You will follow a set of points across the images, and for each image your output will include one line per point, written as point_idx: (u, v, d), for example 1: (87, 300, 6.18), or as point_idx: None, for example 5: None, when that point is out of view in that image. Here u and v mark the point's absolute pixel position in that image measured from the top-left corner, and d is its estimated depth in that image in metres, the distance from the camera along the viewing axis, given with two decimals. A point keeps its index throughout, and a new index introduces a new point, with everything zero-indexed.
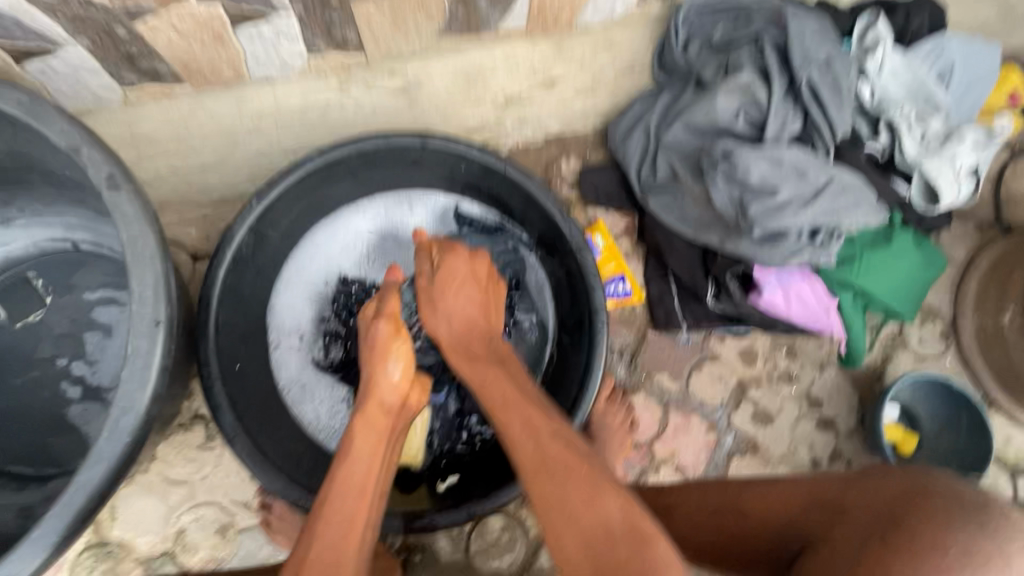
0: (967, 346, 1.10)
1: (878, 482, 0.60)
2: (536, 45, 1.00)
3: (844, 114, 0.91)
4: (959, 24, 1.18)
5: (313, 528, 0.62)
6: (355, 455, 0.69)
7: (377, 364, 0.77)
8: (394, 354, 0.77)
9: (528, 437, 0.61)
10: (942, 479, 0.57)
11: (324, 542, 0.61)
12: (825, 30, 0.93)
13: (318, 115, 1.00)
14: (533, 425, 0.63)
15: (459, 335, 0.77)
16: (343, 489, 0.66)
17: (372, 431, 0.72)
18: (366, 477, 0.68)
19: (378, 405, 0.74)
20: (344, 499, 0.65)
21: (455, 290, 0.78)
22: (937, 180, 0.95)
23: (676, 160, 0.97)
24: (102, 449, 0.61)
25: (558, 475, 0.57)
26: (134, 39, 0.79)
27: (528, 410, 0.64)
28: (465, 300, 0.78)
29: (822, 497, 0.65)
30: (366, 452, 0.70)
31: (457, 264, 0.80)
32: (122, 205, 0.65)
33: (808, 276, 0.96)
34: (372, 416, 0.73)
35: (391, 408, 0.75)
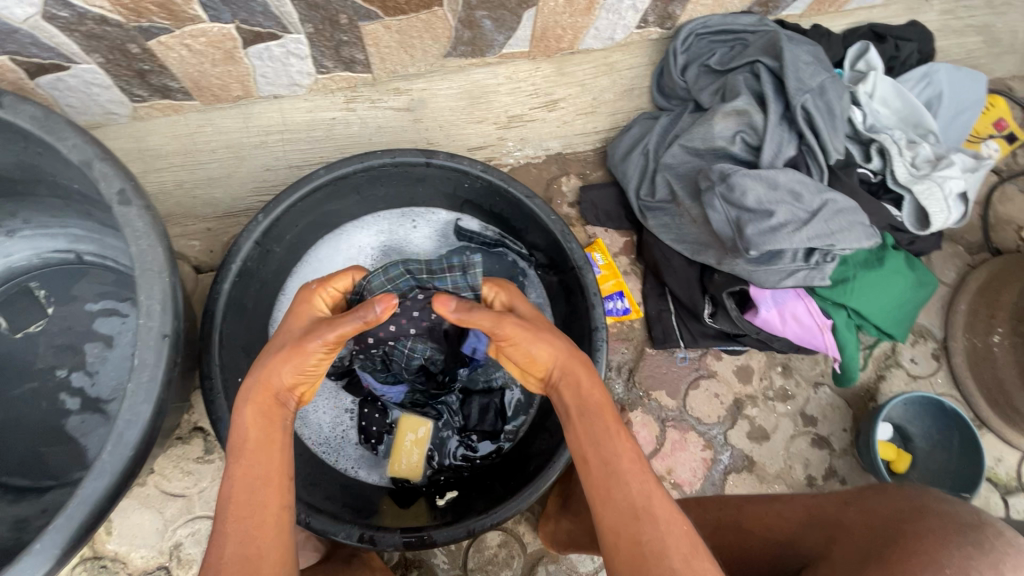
0: (957, 366, 1.12)
1: (876, 502, 0.62)
2: (537, 66, 1.07)
3: (836, 138, 0.94)
4: (946, 53, 1.22)
5: (223, 533, 0.55)
6: (252, 446, 0.60)
7: (274, 359, 0.64)
8: (307, 355, 0.64)
9: (637, 483, 0.57)
10: (938, 500, 0.59)
11: (236, 549, 0.54)
12: (818, 59, 0.96)
13: (325, 131, 1.01)
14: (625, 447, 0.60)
15: (561, 363, 0.66)
16: (245, 488, 0.57)
17: (267, 427, 0.62)
18: (267, 474, 0.59)
19: (270, 395, 0.64)
20: (246, 498, 0.57)
21: (544, 331, 0.67)
22: (927, 203, 0.97)
23: (673, 181, 0.99)
24: (104, 462, 0.60)
25: (659, 528, 0.54)
26: (148, 56, 0.81)
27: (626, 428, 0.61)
28: (550, 342, 0.67)
29: (823, 516, 0.65)
30: (268, 454, 0.60)
31: (524, 301, 0.74)
32: (132, 219, 0.66)
33: (802, 295, 0.96)
34: (269, 411, 0.63)
35: (284, 395, 0.65)
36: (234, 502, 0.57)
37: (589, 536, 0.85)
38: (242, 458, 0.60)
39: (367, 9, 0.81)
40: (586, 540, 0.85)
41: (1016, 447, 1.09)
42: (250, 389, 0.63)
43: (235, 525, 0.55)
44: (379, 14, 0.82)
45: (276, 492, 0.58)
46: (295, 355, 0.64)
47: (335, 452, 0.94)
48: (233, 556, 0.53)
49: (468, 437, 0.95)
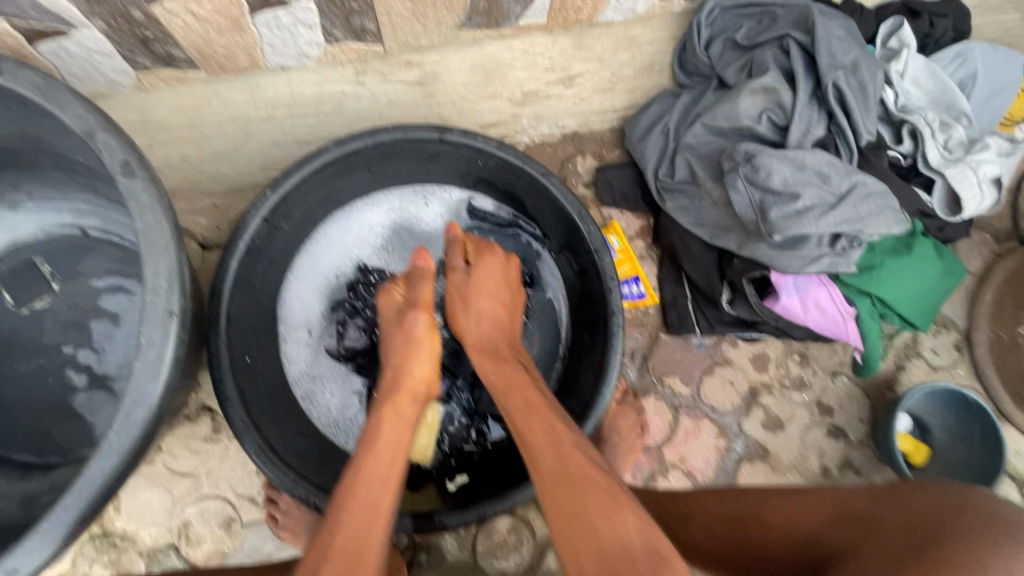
0: (980, 357, 1.09)
1: (911, 499, 0.60)
2: (555, 40, 0.98)
3: (868, 120, 0.89)
4: (983, 31, 1.16)
5: (337, 517, 0.60)
6: (381, 444, 0.67)
7: (407, 356, 0.78)
8: (422, 347, 0.78)
9: (548, 449, 0.62)
10: (977, 497, 0.58)
11: (349, 533, 0.58)
12: (851, 33, 0.91)
13: (333, 105, 0.99)
14: (537, 419, 0.66)
15: (490, 341, 0.79)
16: (366, 478, 0.63)
17: (399, 419, 0.71)
18: (390, 467, 0.65)
19: (407, 394, 0.75)
20: (369, 485, 0.62)
21: (485, 284, 0.82)
22: (960, 188, 0.93)
23: (695, 162, 0.96)
24: (112, 442, 0.58)
25: (579, 489, 0.57)
26: (151, 23, 0.77)
27: (532, 394, 0.69)
28: (475, 310, 0.81)
29: (851, 512, 0.63)
30: (392, 444, 0.67)
31: (491, 265, 0.84)
32: (137, 192, 0.63)
33: (826, 283, 0.93)
34: (400, 405, 0.73)
35: (416, 392, 0.76)
36: (353, 493, 0.61)
37: None
38: (370, 451, 0.66)
39: None
40: None
41: None
42: (389, 387, 0.75)
43: (348, 514, 0.60)
44: None
45: (391, 492, 0.63)
46: (416, 351, 0.78)
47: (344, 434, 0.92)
48: (343, 542, 0.57)
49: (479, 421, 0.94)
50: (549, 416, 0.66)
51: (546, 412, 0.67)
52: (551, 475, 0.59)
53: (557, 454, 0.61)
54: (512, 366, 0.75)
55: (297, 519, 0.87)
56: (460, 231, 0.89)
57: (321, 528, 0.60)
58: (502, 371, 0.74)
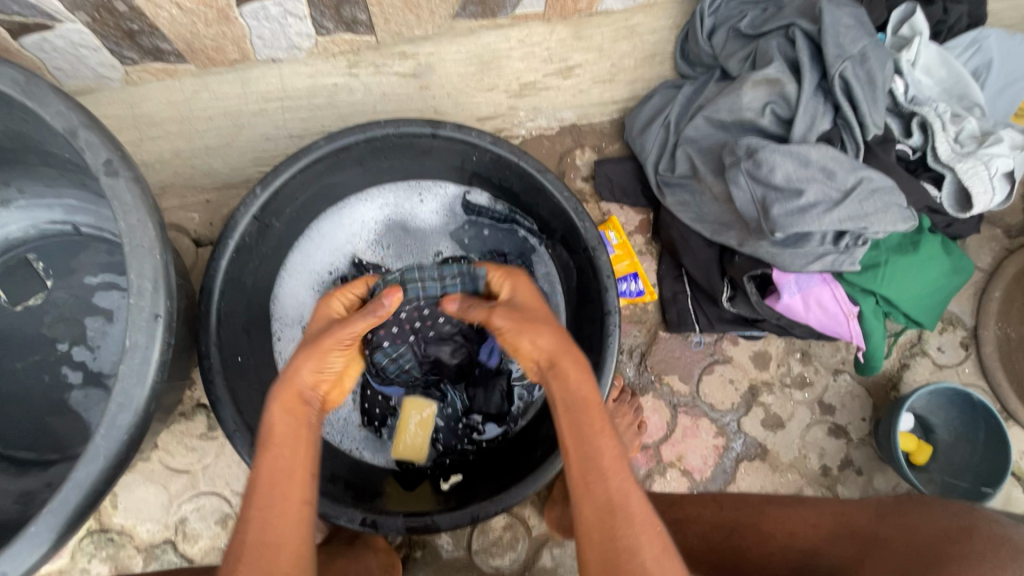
0: (987, 356, 1.07)
1: (913, 518, 0.64)
2: (553, 29, 0.96)
3: (876, 112, 0.85)
4: (999, 17, 1.12)
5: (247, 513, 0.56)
6: (279, 440, 0.60)
7: (306, 346, 0.66)
8: (331, 352, 0.66)
9: (612, 484, 0.55)
10: (984, 520, 0.61)
11: (259, 537, 0.54)
12: (860, 22, 0.87)
13: (326, 97, 0.96)
14: (607, 445, 0.57)
15: (551, 354, 0.62)
16: (268, 480, 0.57)
17: (295, 412, 0.63)
18: (292, 461, 0.59)
19: (298, 385, 0.64)
20: (273, 484, 0.57)
21: (539, 325, 0.64)
22: (970, 184, 0.89)
23: (695, 156, 0.93)
24: (98, 445, 0.58)
25: (621, 532, 0.53)
26: (136, 15, 0.75)
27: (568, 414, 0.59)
28: (553, 329, 0.64)
29: (853, 527, 0.68)
30: (290, 437, 0.61)
31: (523, 281, 0.73)
32: (120, 193, 0.62)
33: (830, 281, 0.89)
34: (293, 407, 0.63)
35: (311, 392, 0.65)
36: (259, 492, 0.57)
37: None
38: (268, 453, 0.59)
39: None
40: None
41: None
42: (280, 387, 0.63)
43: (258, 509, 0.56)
44: None
45: (297, 483, 0.58)
46: (318, 353, 0.65)
47: (337, 431, 0.92)
48: (256, 544, 0.54)
49: (473, 419, 0.93)
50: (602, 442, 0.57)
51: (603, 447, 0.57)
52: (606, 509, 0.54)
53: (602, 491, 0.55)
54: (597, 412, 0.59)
55: None
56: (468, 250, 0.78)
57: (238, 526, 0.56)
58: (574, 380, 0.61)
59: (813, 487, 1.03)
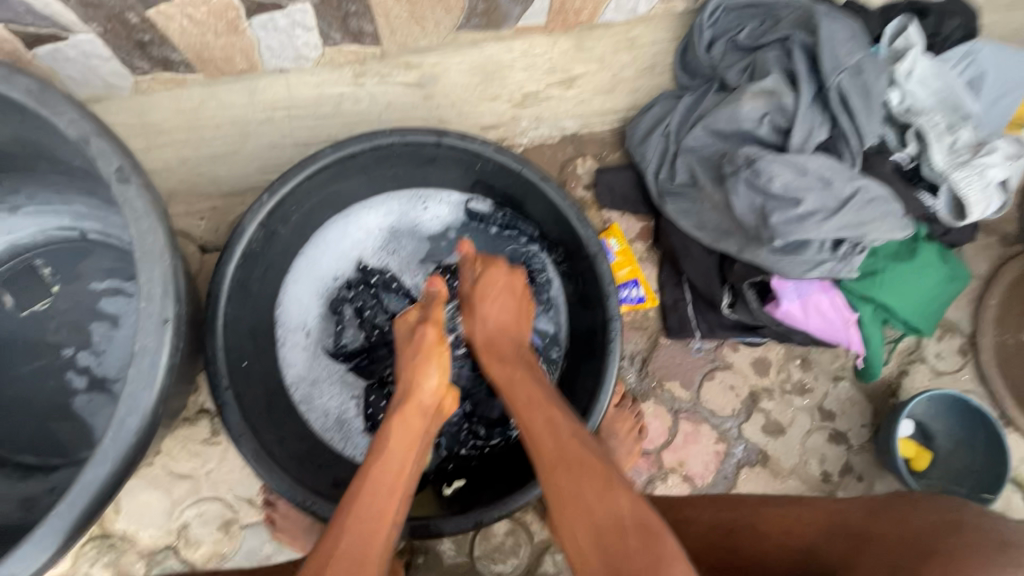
0: (985, 362, 1.08)
1: (907, 512, 0.66)
2: (555, 41, 0.98)
3: (872, 122, 0.87)
4: (991, 30, 1.15)
5: (342, 525, 0.61)
6: (382, 472, 0.66)
7: (417, 371, 0.74)
8: (432, 365, 0.75)
9: (548, 433, 0.68)
10: (971, 514, 0.64)
11: (349, 546, 0.59)
12: (855, 35, 0.89)
13: (332, 107, 0.98)
14: (540, 404, 0.71)
15: (489, 335, 0.81)
16: (371, 494, 0.63)
17: (407, 433, 0.70)
18: (388, 501, 0.64)
19: (415, 407, 0.73)
20: (389, 474, 0.66)
21: (496, 298, 0.81)
22: (965, 192, 0.91)
23: (696, 165, 0.95)
24: (107, 448, 0.59)
25: (579, 474, 0.63)
26: (147, 27, 0.77)
27: (534, 389, 0.73)
28: (486, 322, 0.81)
29: (846, 526, 0.69)
30: (400, 451, 0.68)
31: (497, 276, 0.82)
32: (131, 199, 0.63)
33: (827, 288, 0.92)
34: (409, 420, 0.71)
35: (428, 407, 0.74)
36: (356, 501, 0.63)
37: None
38: (382, 453, 0.68)
39: None
40: None
41: None
42: (403, 387, 0.74)
43: (354, 521, 0.61)
44: None
45: (396, 499, 0.65)
46: (428, 360, 0.75)
47: (342, 437, 0.93)
48: (346, 552, 0.59)
49: (475, 426, 0.93)
50: (561, 447, 0.66)
51: (552, 413, 0.70)
52: (557, 463, 0.65)
53: (569, 475, 0.64)
54: (521, 372, 0.76)
55: (294, 521, 0.88)
56: (472, 250, 0.87)
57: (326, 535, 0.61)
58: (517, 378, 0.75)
59: (814, 493, 1.03)
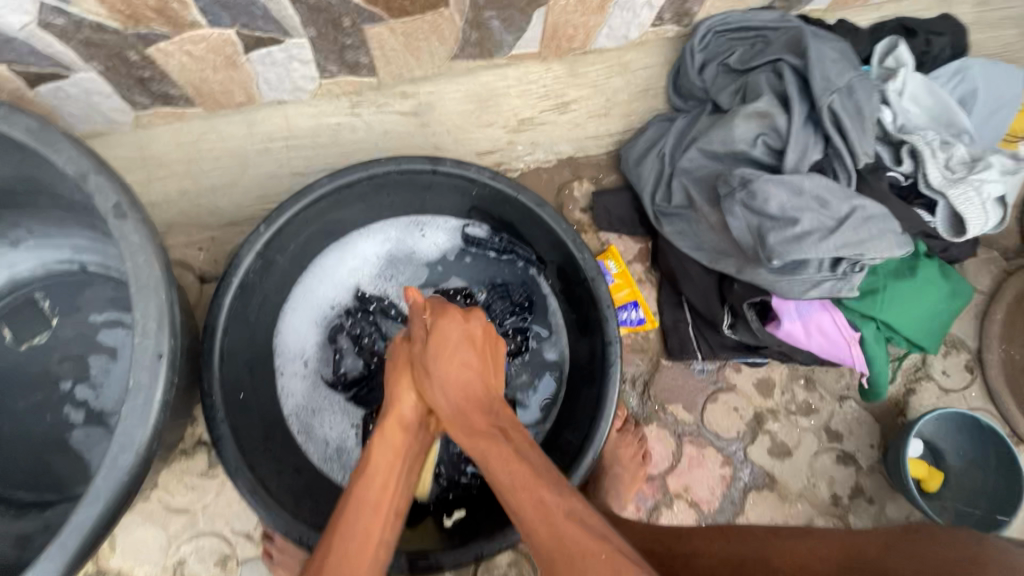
0: (992, 379, 1.07)
1: (926, 549, 0.62)
2: (548, 67, 1.02)
3: (866, 142, 0.88)
4: (981, 47, 1.17)
5: (328, 544, 0.61)
6: (364, 492, 0.66)
7: (395, 388, 0.75)
8: (405, 383, 0.74)
9: (542, 527, 0.59)
10: (994, 552, 0.60)
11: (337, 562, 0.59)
12: (845, 56, 0.91)
13: (329, 137, 0.98)
14: (518, 467, 0.64)
15: (459, 412, 0.71)
16: (358, 509, 0.65)
17: (391, 451, 0.71)
18: (371, 521, 0.64)
19: (396, 424, 0.74)
20: (371, 492, 0.67)
21: (449, 352, 0.73)
22: (963, 208, 0.91)
23: (691, 187, 0.95)
24: (99, 486, 0.58)
25: (576, 566, 0.56)
26: (147, 64, 0.78)
27: (517, 467, 0.64)
28: (454, 378, 0.72)
29: (863, 558, 0.65)
30: (384, 466, 0.69)
31: (446, 326, 0.74)
32: (128, 234, 0.63)
33: (828, 307, 0.91)
34: (390, 436, 0.72)
35: (406, 424, 0.74)
36: (346, 515, 0.64)
37: None
38: (365, 476, 0.68)
39: (371, 10, 0.78)
40: None
41: None
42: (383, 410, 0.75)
43: (339, 540, 0.61)
44: (383, 16, 0.79)
45: (380, 518, 0.65)
46: (404, 385, 0.74)
47: (341, 467, 0.91)
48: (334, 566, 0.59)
49: (476, 454, 0.93)
50: (546, 503, 0.61)
51: (534, 481, 0.63)
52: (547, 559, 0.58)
53: (550, 528, 0.59)
54: (489, 441, 0.67)
55: (291, 556, 0.86)
56: (418, 296, 0.76)
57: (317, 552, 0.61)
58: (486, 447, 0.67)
59: (824, 517, 1.01)
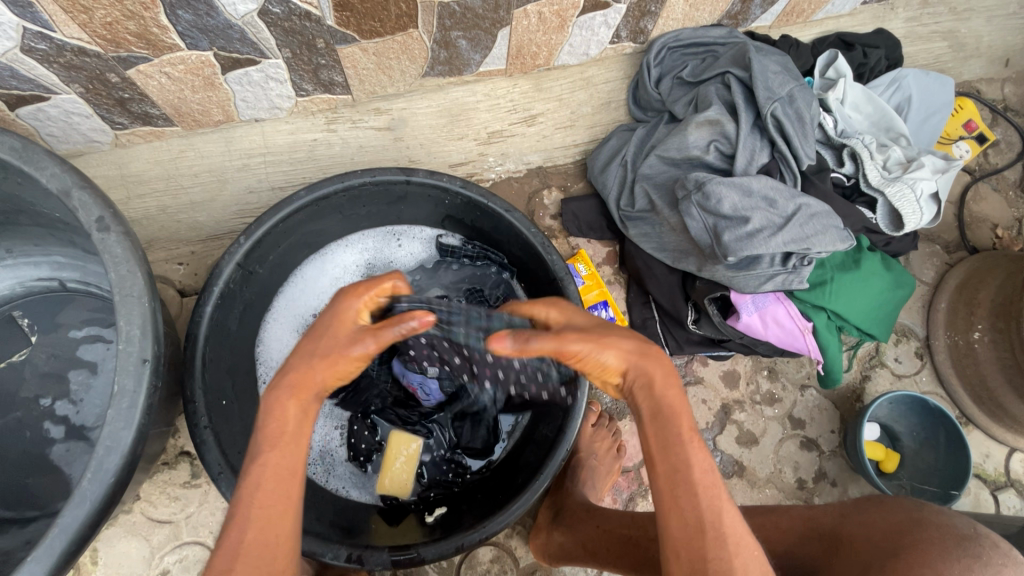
0: (941, 364, 1.14)
1: (874, 514, 0.66)
2: (515, 83, 1.08)
3: (807, 146, 0.96)
4: (914, 58, 1.27)
5: (248, 517, 0.56)
6: (279, 464, 0.59)
7: (331, 362, 0.62)
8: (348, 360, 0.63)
9: (707, 502, 0.54)
10: (934, 511, 0.64)
11: (258, 535, 0.55)
12: (786, 68, 0.99)
13: (306, 152, 1.02)
14: (689, 424, 0.58)
15: (633, 364, 0.60)
16: (271, 484, 0.58)
17: (303, 418, 0.62)
18: (288, 494, 0.58)
19: (314, 392, 0.63)
20: (282, 468, 0.59)
21: (578, 320, 0.64)
22: (900, 205, 0.99)
23: (652, 191, 1.00)
24: (85, 490, 0.59)
25: (732, 553, 0.52)
26: (127, 85, 0.82)
27: (693, 425, 0.58)
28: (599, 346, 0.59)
29: (820, 529, 0.70)
30: (297, 441, 0.61)
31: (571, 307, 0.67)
32: (111, 246, 0.66)
33: (782, 299, 0.97)
34: (305, 405, 0.62)
35: (319, 392, 0.64)
36: (260, 489, 0.57)
37: (584, 548, 0.86)
38: (275, 447, 0.60)
39: (343, 32, 0.82)
40: (582, 553, 0.86)
41: (1003, 442, 1.11)
42: (294, 375, 0.62)
43: (257, 512, 0.56)
44: (355, 37, 0.84)
45: (296, 492, 0.59)
46: (351, 356, 0.63)
47: (324, 470, 0.94)
48: (256, 543, 0.55)
49: (457, 453, 0.96)
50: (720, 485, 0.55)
51: (709, 458, 0.57)
52: (696, 524, 0.53)
53: (714, 503, 0.54)
54: (672, 393, 0.59)
55: None
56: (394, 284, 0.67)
57: (230, 524, 0.56)
58: (649, 383, 0.59)
59: (791, 500, 1.06)
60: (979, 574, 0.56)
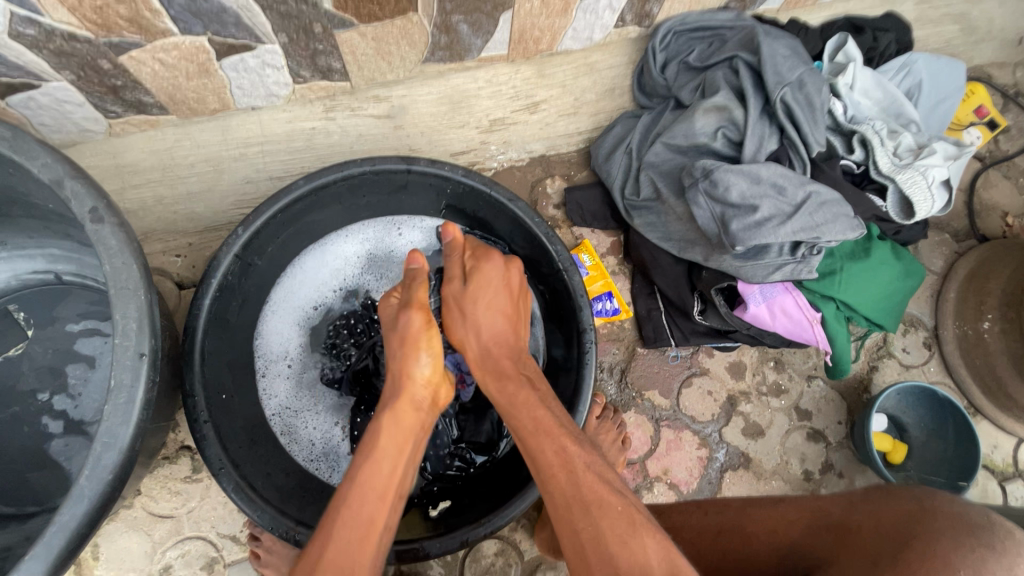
0: (950, 355, 1.12)
1: (883, 504, 0.65)
2: (517, 70, 1.04)
3: (817, 131, 0.94)
4: (924, 42, 1.24)
5: (330, 530, 0.60)
6: (367, 479, 0.64)
7: (407, 355, 0.74)
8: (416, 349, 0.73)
9: (563, 475, 0.63)
10: (946, 500, 0.63)
11: (338, 553, 0.58)
12: (795, 51, 0.96)
13: (304, 141, 1.00)
14: (532, 408, 0.69)
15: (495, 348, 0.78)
16: (361, 494, 0.63)
17: (398, 429, 0.69)
18: (375, 512, 0.62)
19: (408, 401, 0.72)
20: (376, 480, 0.64)
21: (486, 295, 0.78)
22: (910, 192, 0.97)
23: (657, 179, 0.98)
24: (82, 487, 0.58)
25: (596, 513, 0.60)
26: (120, 72, 0.79)
27: (537, 412, 0.69)
28: (482, 328, 0.78)
29: (828, 519, 0.69)
30: (391, 453, 0.67)
31: (491, 271, 0.79)
32: (105, 238, 0.64)
33: (791, 289, 0.95)
34: (400, 415, 0.70)
35: (415, 395, 0.73)
36: (347, 503, 0.62)
37: None
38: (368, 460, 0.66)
39: (340, 16, 0.80)
40: None
41: (1011, 432, 1.10)
42: (394, 372, 0.74)
43: (341, 525, 0.60)
44: (353, 22, 0.81)
45: (384, 507, 0.63)
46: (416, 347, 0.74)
47: (328, 466, 0.93)
48: (334, 560, 0.58)
49: (461, 448, 0.95)
50: (565, 452, 0.65)
51: (561, 430, 0.67)
52: (569, 496, 0.62)
53: (569, 471, 0.63)
54: (518, 387, 0.72)
55: (279, 555, 0.87)
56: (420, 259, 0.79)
57: (315, 537, 0.60)
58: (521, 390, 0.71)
59: (797, 492, 1.05)
60: (993, 567, 0.55)
